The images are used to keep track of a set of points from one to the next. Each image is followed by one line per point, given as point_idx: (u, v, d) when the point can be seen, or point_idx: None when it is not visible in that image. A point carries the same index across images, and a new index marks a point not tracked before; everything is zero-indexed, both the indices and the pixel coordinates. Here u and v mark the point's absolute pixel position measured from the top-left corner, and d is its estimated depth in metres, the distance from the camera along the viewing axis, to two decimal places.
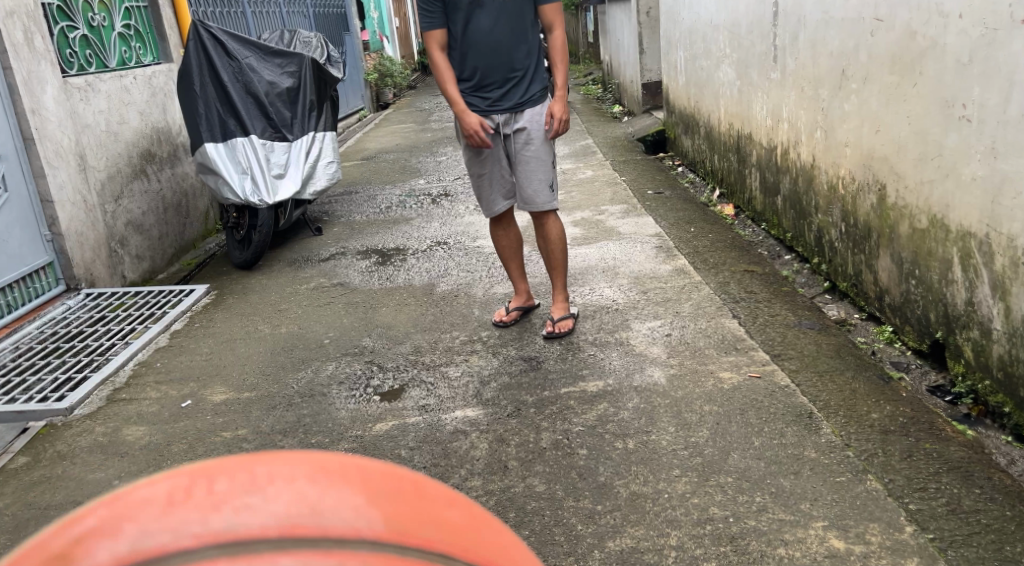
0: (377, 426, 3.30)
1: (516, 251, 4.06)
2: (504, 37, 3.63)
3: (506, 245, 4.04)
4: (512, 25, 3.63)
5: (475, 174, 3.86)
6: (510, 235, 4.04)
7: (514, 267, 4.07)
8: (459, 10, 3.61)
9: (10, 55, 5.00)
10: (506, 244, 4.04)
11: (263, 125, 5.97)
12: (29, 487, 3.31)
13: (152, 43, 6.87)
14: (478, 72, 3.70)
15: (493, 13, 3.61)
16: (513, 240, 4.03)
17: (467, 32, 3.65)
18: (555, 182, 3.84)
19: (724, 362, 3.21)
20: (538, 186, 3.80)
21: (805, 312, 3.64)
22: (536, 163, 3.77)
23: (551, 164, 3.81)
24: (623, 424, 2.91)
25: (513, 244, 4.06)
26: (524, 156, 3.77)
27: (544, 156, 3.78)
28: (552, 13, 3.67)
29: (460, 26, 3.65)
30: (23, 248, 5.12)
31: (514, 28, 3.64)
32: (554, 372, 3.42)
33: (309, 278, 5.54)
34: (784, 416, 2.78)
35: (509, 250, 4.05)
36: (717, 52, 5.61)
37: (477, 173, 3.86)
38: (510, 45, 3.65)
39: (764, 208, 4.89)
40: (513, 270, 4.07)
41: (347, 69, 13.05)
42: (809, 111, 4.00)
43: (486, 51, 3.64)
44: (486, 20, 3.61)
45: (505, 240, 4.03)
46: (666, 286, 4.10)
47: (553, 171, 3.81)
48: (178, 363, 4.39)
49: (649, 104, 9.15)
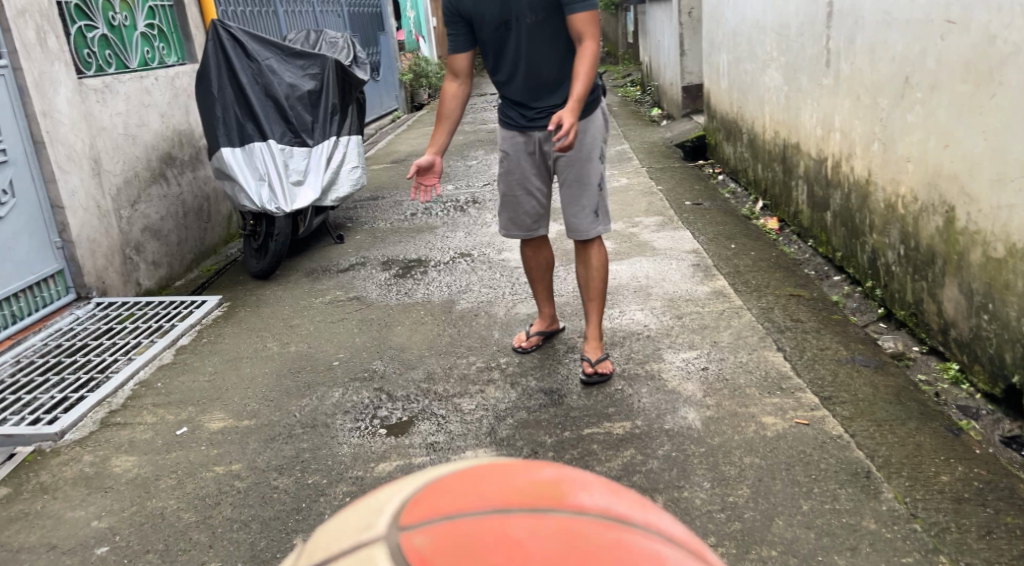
0: (380, 467, 3.00)
1: (545, 273, 3.73)
2: (537, 48, 3.26)
3: (533, 264, 3.71)
4: (543, 41, 3.26)
5: (508, 194, 3.54)
6: (540, 257, 3.71)
7: (542, 290, 3.75)
8: (486, 25, 3.27)
9: (21, 55, 4.63)
10: (534, 263, 3.72)
11: (282, 130, 5.62)
12: (5, 524, 3.05)
13: (176, 43, 6.44)
14: (514, 87, 3.38)
15: (524, 28, 3.23)
16: (541, 262, 3.69)
17: (497, 45, 3.31)
18: (603, 208, 3.41)
19: (767, 404, 2.85)
20: (579, 212, 3.40)
21: (859, 346, 3.26)
22: (578, 188, 3.38)
23: (597, 187, 3.39)
24: (652, 476, 2.57)
25: (543, 266, 3.72)
26: (567, 179, 3.39)
27: (589, 179, 3.37)
28: (582, 24, 3.16)
29: (488, 40, 3.32)
30: (31, 255, 4.75)
31: (544, 45, 3.26)
32: (577, 410, 3.08)
33: (324, 291, 5.16)
34: (837, 475, 2.43)
35: (536, 271, 3.72)
36: (763, 55, 5.22)
37: (510, 193, 3.53)
38: (547, 55, 3.27)
39: (812, 224, 4.51)
40: (541, 292, 3.74)
41: (383, 70, 12.83)
42: (866, 121, 3.62)
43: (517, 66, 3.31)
44: (516, 31, 3.25)
45: (533, 259, 3.70)
46: (703, 311, 3.74)
47: (599, 195, 3.39)
48: (179, 385, 4.10)
49: (689, 108, 8.75)
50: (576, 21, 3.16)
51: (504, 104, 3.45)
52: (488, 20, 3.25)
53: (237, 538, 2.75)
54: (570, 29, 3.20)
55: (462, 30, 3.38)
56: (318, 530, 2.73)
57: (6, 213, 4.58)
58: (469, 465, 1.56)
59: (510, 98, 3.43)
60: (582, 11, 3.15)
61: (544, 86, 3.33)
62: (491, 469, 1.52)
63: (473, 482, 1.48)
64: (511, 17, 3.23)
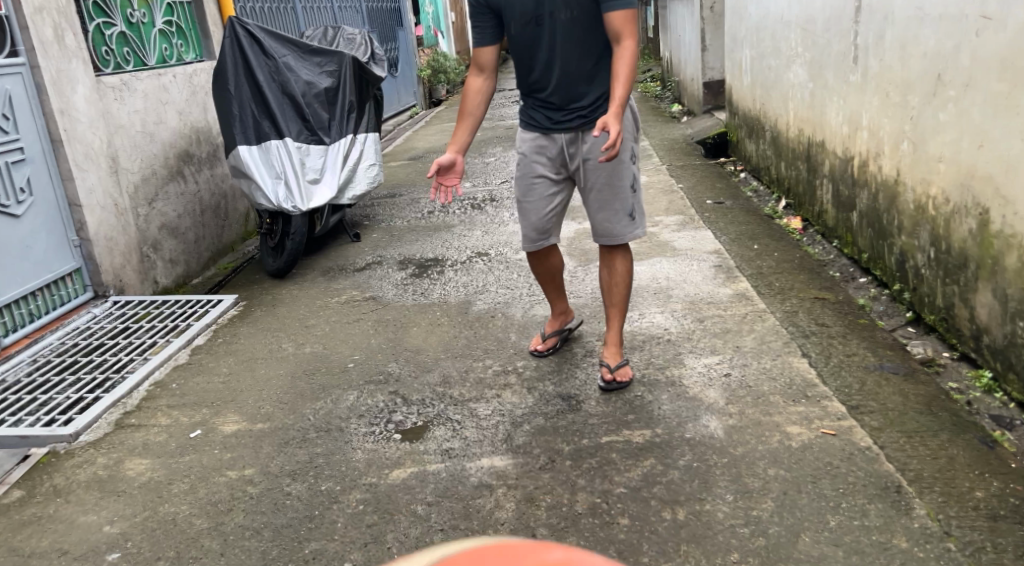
0: (394, 473, 2.94)
1: (555, 280, 3.63)
2: (569, 45, 3.17)
3: (541, 270, 3.61)
4: (576, 38, 3.16)
5: (524, 201, 3.43)
6: (549, 263, 3.61)
7: (551, 294, 3.66)
8: (516, 19, 3.19)
9: (38, 52, 4.38)
10: (542, 269, 3.61)
11: (299, 128, 5.54)
12: (16, 528, 2.99)
13: (195, 41, 6.15)
14: (541, 86, 3.27)
15: (556, 24, 3.15)
16: (551, 268, 3.59)
17: (527, 41, 3.21)
18: (638, 209, 3.33)
19: (792, 413, 2.78)
20: (609, 217, 3.32)
21: (887, 352, 3.17)
22: (609, 192, 3.29)
23: (630, 189, 3.31)
24: (673, 487, 2.49)
25: (551, 275, 3.62)
26: (596, 183, 3.29)
27: (620, 181, 3.28)
28: (620, 22, 3.07)
29: (519, 36, 3.23)
30: (47, 254, 4.49)
31: (577, 43, 3.17)
32: (596, 417, 3.01)
33: (340, 291, 5.09)
34: (866, 489, 2.35)
35: (544, 277, 3.62)
36: (787, 51, 5.11)
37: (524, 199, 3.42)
38: (581, 54, 3.18)
39: (836, 224, 4.41)
40: (551, 297, 3.66)
41: (401, 65, 12.77)
42: (895, 120, 3.52)
43: (547, 63, 3.21)
44: (549, 27, 3.16)
45: (541, 266, 3.59)
46: (725, 314, 3.66)
47: (633, 197, 3.31)
48: (194, 385, 3.94)
49: (710, 104, 8.63)
50: (613, 18, 3.06)
51: (529, 103, 3.35)
52: (518, 14, 3.17)
53: (250, 546, 2.70)
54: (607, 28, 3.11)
55: (488, 24, 3.31)
56: (331, 539, 2.66)
57: (22, 213, 4.33)
58: (479, 543, 1.50)
59: (535, 98, 3.32)
60: (623, 9, 3.05)
61: (574, 86, 3.21)
62: (500, 548, 1.48)
63: (484, 563, 1.44)
64: (544, 12, 3.14)
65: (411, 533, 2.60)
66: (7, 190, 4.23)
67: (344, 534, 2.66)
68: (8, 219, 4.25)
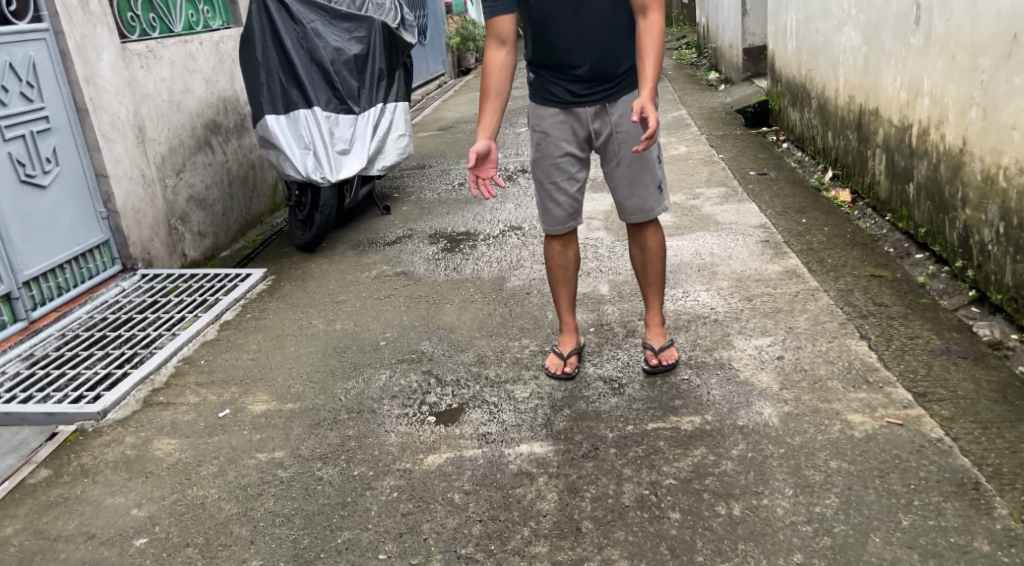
0: (430, 459, 2.81)
1: (571, 275, 3.30)
2: (597, 19, 2.94)
3: (558, 265, 3.28)
4: (603, 10, 2.93)
5: (547, 182, 3.16)
6: (563, 258, 3.28)
7: (563, 296, 3.32)
8: None
9: (62, 18, 4.24)
10: (557, 263, 3.29)
11: (327, 97, 5.38)
12: (43, 509, 2.87)
13: (222, 6, 5.97)
14: (560, 59, 3.01)
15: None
16: (571, 260, 3.27)
17: (548, 12, 2.94)
18: (665, 180, 3.16)
19: (852, 400, 2.67)
20: (638, 190, 3.11)
21: (953, 334, 3.01)
22: (639, 165, 3.08)
23: (658, 161, 3.11)
24: (726, 480, 2.40)
25: (565, 268, 3.29)
26: (624, 156, 3.09)
27: (649, 154, 3.08)
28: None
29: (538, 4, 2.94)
30: (75, 226, 4.38)
31: (603, 14, 2.94)
32: (640, 402, 2.86)
33: (371, 265, 4.96)
34: (940, 486, 2.27)
35: (560, 272, 3.28)
36: (838, 13, 4.87)
37: (546, 178, 3.15)
38: (607, 27, 2.96)
39: (890, 197, 4.18)
40: (561, 301, 3.31)
41: (430, 32, 12.52)
42: (962, 84, 3.33)
43: (570, 35, 2.96)
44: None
45: (559, 259, 3.27)
46: (775, 293, 3.50)
47: (660, 170, 3.12)
48: (223, 361, 3.81)
49: (749, 72, 8.36)
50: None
51: (546, 78, 3.08)
52: None
53: (280, 534, 2.59)
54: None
55: None
56: (364, 529, 2.53)
57: (48, 184, 4.21)
58: None
59: (553, 73, 3.07)
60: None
61: (598, 60, 2.99)
62: None
63: None
64: None
65: (448, 523, 2.47)
66: (33, 160, 4.11)
67: (379, 523, 2.54)
68: (35, 190, 4.13)
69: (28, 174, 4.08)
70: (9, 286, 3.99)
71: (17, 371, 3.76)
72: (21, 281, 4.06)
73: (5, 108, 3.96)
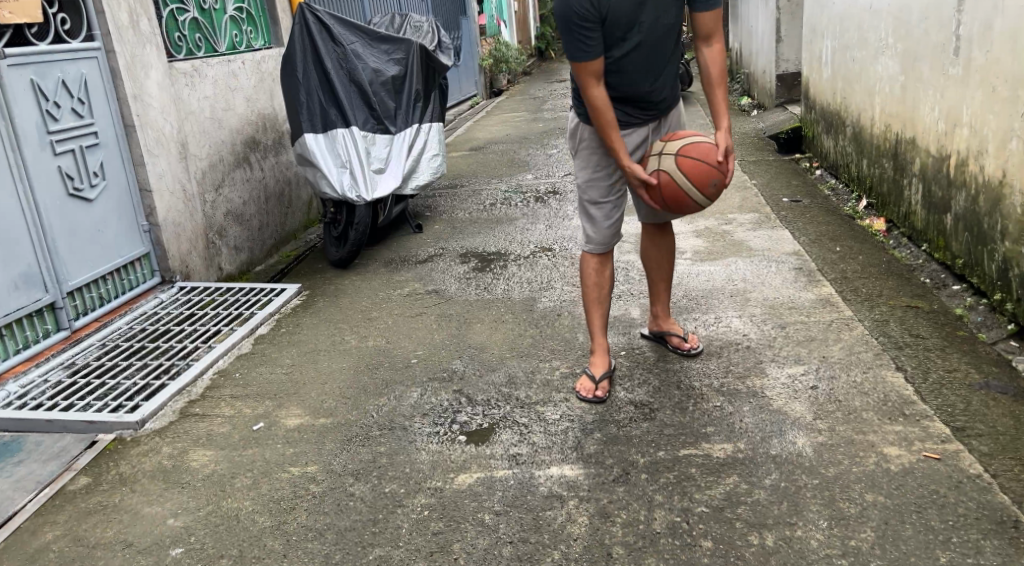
0: (460, 478, 2.85)
1: (604, 294, 3.32)
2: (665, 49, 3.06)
3: (592, 284, 3.30)
4: (668, 44, 3.06)
5: (601, 200, 3.21)
6: (601, 275, 3.31)
7: (596, 316, 3.32)
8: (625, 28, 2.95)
9: (113, 38, 4.34)
10: (592, 281, 3.30)
11: (366, 116, 5.44)
12: (82, 517, 2.92)
13: (264, 27, 6.07)
14: (633, 94, 3.10)
15: (662, 33, 3.01)
16: (606, 280, 3.30)
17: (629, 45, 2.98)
18: None
19: (888, 433, 2.78)
20: None
21: (991, 368, 3.08)
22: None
23: None
24: (759, 510, 2.53)
25: (601, 287, 3.31)
26: None
27: None
28: (709, 23, 3.12)
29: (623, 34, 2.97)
30: (118, 239, 4.45)
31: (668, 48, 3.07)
32: (671, 427, 2.96)
33: (403, 282, 5.00)
34: (980, 523, 2.38)
35: (594, 291, 3.30)
36: (874, 43, 4.86)
37: (600, 198, 3.21)
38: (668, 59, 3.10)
39: (926, 226, 4.15)
40: (594, 320, 3.31)
41: (464, 54, 12.61)
42: (1002, 117, 3.35)
43: (644, 62, 3.03)
44: (657, 36, 3.01)
45: (595, 277, 3.29)
46: (809, 323, 3.55)
47: None
48: (257, 375, 3.85)
49: (784, 97, 8.36)
50: (704, 18, 3.10)
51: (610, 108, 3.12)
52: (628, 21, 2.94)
53: (313, 549, 2.62)
54: (694, 27, 3.15)
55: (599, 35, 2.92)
56: (395, 546, 2.58)
57: (95, 198, 4.30)
58: None
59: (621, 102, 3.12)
60: (710, 7, 3.09)
61: (663, 85, 3.14)
62: None
63: None
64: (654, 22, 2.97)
65: (479, 544, 2.54)
66: (81, 174, 4.21)
67: (410, 541, 2.59)
68: (81, 204, 4.23)
69: (76, 188, 4.18)
70: (54, 295, 4.08)
71: (58, 379, 3.81)
72: (66, 291, 4.15)
73: (56, 123, 4.08)
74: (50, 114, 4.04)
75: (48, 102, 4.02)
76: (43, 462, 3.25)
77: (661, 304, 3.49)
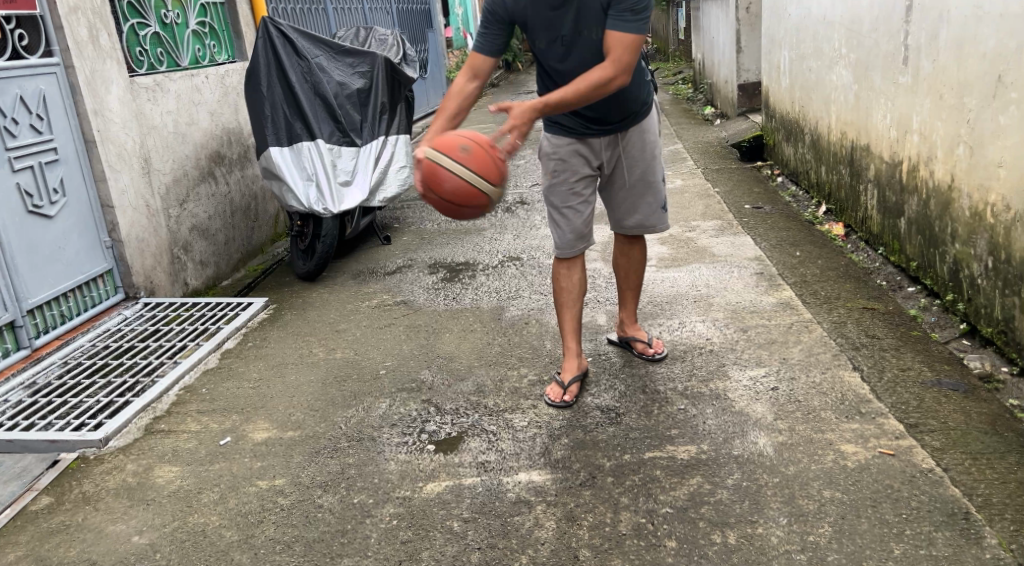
0: (429, 487, 2.87)
1: (576, 298, 3.36)
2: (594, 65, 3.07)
3: (565, 287, 3.33)
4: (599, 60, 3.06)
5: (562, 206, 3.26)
6: (571, 279, 3.34)
7: (569, 321, 3.37)
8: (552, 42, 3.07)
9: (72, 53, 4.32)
10: (563, 285, 3.34)
11: (331, 129, 5.43)
12: (44, 536, 2.90)
13: (227, 41, 6.06)
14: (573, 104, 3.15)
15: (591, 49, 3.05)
16: (577, 284, 3.33)
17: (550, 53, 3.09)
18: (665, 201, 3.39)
19: (845, 431, 2.85)
20: (635, 208, 3.36)
21: (944, 366, 3.17)
22: (644, 185, 3.32)
23: (661, 181, 3.36)
24: (722, 509, 2.58)
25: (574, 291, 3.35)
26: (631, 179, 3.31)
27: (654, 176, 3.33)
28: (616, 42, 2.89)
29: (542, 46, 3.11)
30: (80, 256, 4.42)
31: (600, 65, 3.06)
32: (636, 431, 3.01)
33: (371, 294, 5.00)
34: (932, 515, 2.45)
35: (566, 295, 3.34)
36: (829, 52, 4.97)
37: (563, 203, 3.27)
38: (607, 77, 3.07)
39: (882, 231, 4.25)
40: (567, 327, 3.35)
41: (431, 67, 12.66)
42: (950, 122, 3.45)
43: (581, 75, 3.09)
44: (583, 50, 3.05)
45: (566, 280, 3.33)
46: (770, 325, 3.63)
47: (661, 192, 3.36)
48: (224, 390, 3.83)
49: (745, 107, 8.50)
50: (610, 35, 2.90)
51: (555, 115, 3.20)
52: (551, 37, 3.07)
53: (280, 561, 2.63)
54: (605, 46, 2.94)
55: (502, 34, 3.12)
56: (363, 556, 2.60)
57: (55, 214, 4.27)
58: None
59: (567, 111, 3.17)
60: (621, 26, 2.88)
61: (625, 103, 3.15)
62: None
63: None
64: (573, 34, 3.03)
65: (446, 551, 2.56)
66: (40, 191, 4.19)
67: (378, 550, 2.61)
68: (42, 220, 4.20)
69: (35, 205, 4.15)
70: (13, 314, 4.04)
71: (19, 399, 3.78)
72: (26, 309, 4.11)
73: (15, 140, 4.04)
74: (9, 130, 4.00)
75: (6, 118, 3.99)
76: (4, 482, 3.21)
77: (628, 310, 3.54)
